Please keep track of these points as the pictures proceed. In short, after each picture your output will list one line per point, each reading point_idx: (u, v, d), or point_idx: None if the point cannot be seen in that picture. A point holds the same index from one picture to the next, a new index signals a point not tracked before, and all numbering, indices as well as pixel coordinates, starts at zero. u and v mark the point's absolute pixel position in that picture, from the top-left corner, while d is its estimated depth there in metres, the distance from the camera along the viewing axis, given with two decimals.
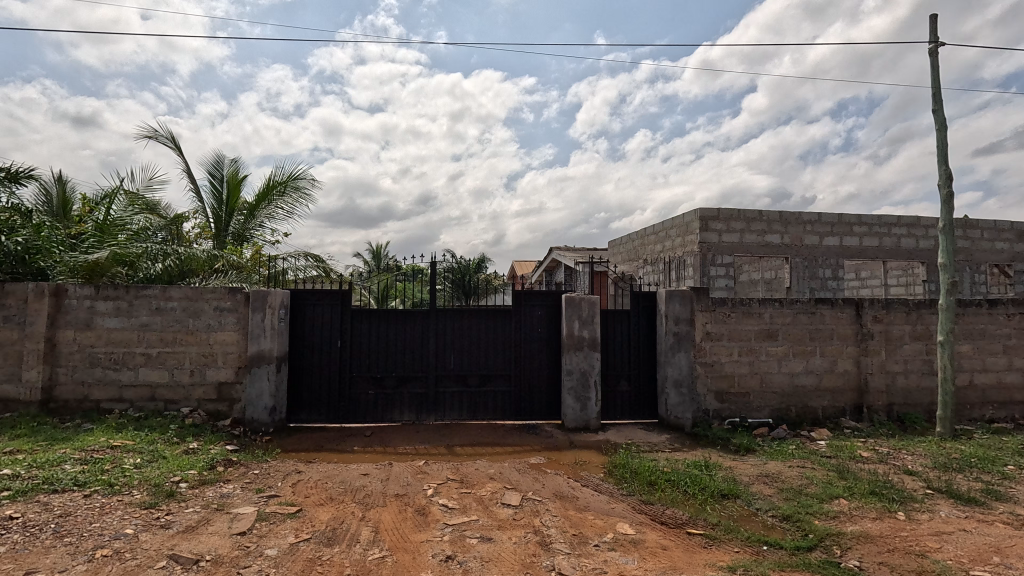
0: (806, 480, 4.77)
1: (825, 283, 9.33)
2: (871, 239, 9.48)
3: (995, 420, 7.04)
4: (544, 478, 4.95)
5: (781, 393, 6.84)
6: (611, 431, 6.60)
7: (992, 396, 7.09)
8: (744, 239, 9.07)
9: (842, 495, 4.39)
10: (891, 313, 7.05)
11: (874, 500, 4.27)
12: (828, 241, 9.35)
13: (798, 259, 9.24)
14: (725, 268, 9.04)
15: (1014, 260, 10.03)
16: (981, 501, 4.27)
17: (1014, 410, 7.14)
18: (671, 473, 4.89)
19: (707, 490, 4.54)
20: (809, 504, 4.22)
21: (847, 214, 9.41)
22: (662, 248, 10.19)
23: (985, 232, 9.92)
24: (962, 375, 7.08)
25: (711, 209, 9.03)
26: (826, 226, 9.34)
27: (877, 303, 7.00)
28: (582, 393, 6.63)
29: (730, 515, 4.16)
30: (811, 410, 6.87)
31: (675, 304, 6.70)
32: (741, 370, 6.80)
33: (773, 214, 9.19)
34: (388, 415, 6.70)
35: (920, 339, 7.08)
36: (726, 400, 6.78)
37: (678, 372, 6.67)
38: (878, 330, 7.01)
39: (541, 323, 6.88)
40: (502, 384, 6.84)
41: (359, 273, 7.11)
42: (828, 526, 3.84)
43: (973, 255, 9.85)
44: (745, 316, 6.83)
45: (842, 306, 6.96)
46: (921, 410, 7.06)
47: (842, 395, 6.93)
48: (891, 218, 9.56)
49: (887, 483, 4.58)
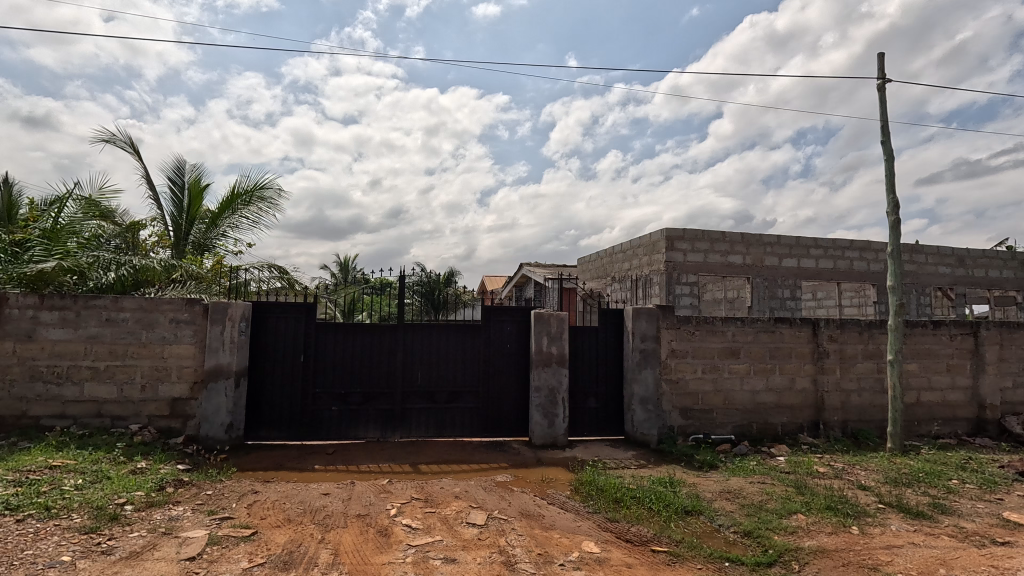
0: (765, 496, 4.88)
1: (783, 303, 9.68)
2: (827, 261, 9.91)
3: (941, 436, 7.39)
4: (510, 496, 4.90)
5: (743, 410, 7.01)
6: (578, 447, 6.61)
7: (937, 413, 7.45)
8: (708, 259, 9.34)
9: (799, 510, 4.50)
10: (846, 333, 7.35)
11: (830, 515, 4.40)
12: (786, 262, 9.72)
13: (759, 279, 9.57)
14: (690, 287, 9.27)
15: (956, 283, 10.64)
16: (928, 515, 4.45)
17: (958, 426, 7.52)
18: (636, 490, 4.92)
19: (671, 506, 4.58)
20: (768, 519, 4.31)
21: (804, 237, 9.81)
22: (629, 266, 10.39)
23: (930, 257, 10.50)
24: (911, 393, 7.42)
25: (677, 230, 9.27)
26: (785, 248, 9.72)
27: (832, 323, 7.29)
28: (550, 409, 6.63)
29: (693, 532, 4.20)
30: (771, 426, 7.06)
31: (641, 322, 6.82)
32: (705, 388, 6.94)
33: (737, 236, 9.49)
34: (352, 431, 6.54)
35: (872, 357, 7.39)
36: (691, 417, 6.89)
37: (644, 389, 6.76)
38: (833, 349, 7.30)
39: (510, 338, 6.88)
40: (470, 400, 6.78)
41: (325, 285, 6.95)
42: (786, 541, 3.92)
43: (918, 278, 10.43)
44: (709, 334, 6.99)
45: (800, 325, 7.22)
46: (873, 426, 7.35)
47: (800, 412, 7.15)
48: (845, 242, 10.02)
49: (842, 498, 4.73)
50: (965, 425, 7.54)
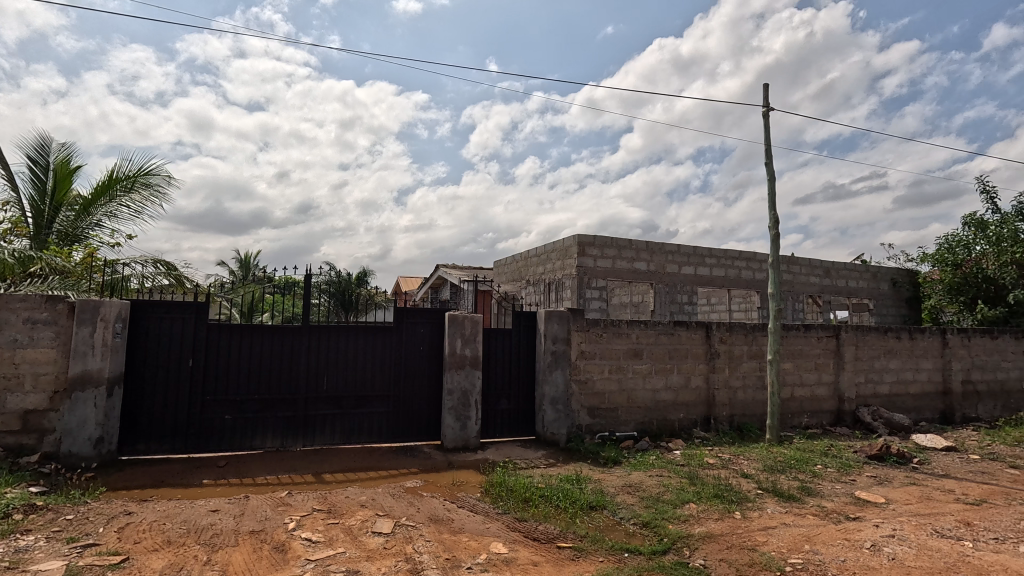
0: (662, 488, 5.21)
1: (682, 307, 10.43)
2: (719, 269, 10.83)
3: (809, 427, 8.35)
4: (419, 501, 4.81)
5: (644, 408, 7.45)
6: (490, 449, 6.65)
7: (807, 406, 8.41)
8: (616, 265, 9.83)
9: (691, 499, 4.86)
10: (734, 335, 8.07)
11: (717, 502, 4.79)
12: (685, 270, 10.49)
13: (661, 285, 10.24)
14: (599, 291, 9.70)
15: (823, 291, 12.10)
16: (797, 497, 5.01)
17: (823, 417, 8.54)
18: (545, 488, 5.04)
19: (577, 503, 4.74)
20: (664, 510, 4.61)
21: (701, 247, 10.65)
22: (543, 270, 10.65)
23: (803, 268, 11.85)
24: (786, 389, 8.30)
25: (588, 236, 9.66)
26: (684, 257, 10.48)
27: (723, 326, 7.98)
28: (462, 412, 6.59)
29: (597, 526, 4.38)
30: (669, 422, 7.57)
31: (553, 324, 7.01)
32: (611, 387, 7.28)
33: (642, 243, 10.08)
34: (248, 441, 6.06)
35: (755, 357, 8.18)
36: (598, 416, 7.19)
37: (554, 390, 6.95)
38: (723, 350, 7.98)
39: (423, 341, 6.76)
40: (380, 405, 6.56)
41: (220, 284, 6.39)
42: (679, 529, 4.22)
43: (794, 287, 11.73)
44: (615, 336, 7.35)
45: (695, 328, 7.82)
46: (755, 420, 8.13)
47: (694, 408, 7.74)
48: (735, 252, 11.01)
49: (727, 486, 5.18)
50: (828, 416, 8.59)
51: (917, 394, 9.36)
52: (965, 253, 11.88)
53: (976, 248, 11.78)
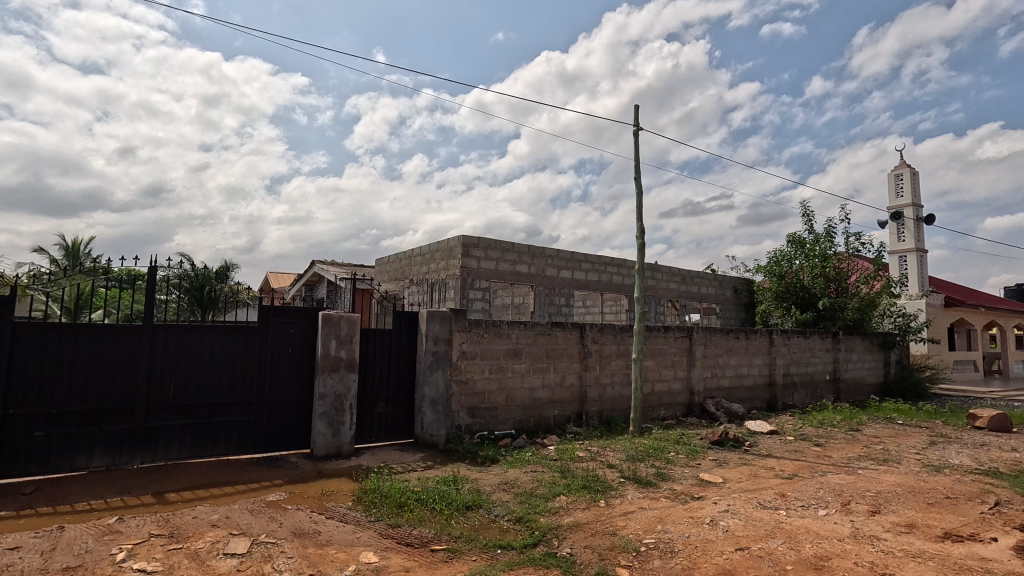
0: (535, 483, 5.42)
1: (559, 309, 10.97)
2: (593, 274, 11.57)
3: (666, 418, 9.27)
4: (282, 516, 4.44)
5: (522, 406, 7.69)
6: (364, 455, 6.37)
7: (664, 400, 9.33)
8: (499, 267, 10.04)
9: (562, 492, 5.12)
10: (604, 335, 8.68)
11: (584, 493, 5.11)
12: (563, 273, 11.05)
13: (541, 287, 10.68)
14: (482, 292, 9.82)
15: (680, 296, 13.53)
16: (653, 483, 5.52)
17: (677, 409, 9.54)
18: (421, 491, 4.96)
19: (453, 503, 4.74)
20: (536, 504, 4.79)
21: (578, 253, 11.29)
22: (426, 270, 10.50)
23: (664, 275, 13.14)
24: (647, 384, 9.13)
25: (473, 237, 9.73)
26: (562, 261, 11.03)
27: (595, 327, 8.53)
28: (335, 417, 6.23)
29: (471, 526, 4.41)
30: (545, 419, 7.90)
31: (435, 324, 6.94)
32: (490, 387, 7.40)
33: (524, 247, 10.41)
34: (67, 461, 5.12)
35: (622, 356, 8.87)
36: (477, 415, 7.26)
37: (434, 391, 6.89)
38: (595, 349, 8.54)
39: (293, 342, 6.28)
40: (239, 413, 5.95)
41: (33, 275, 5.32)
42: (549, 521, 4.42)
43: (656, 291, 12.98)
44: (496, 336, 7.48)
45: (571, 329, 8.25)
46: (621, 414, 8.82)
47: (568, 405, 8.17)
48: (607, 259, 11.85)
49: (594, 477, 5.55)
50: (681, 408, 9.61)
51: (750, 386, 10.87)
52: (787, 266, 14.15)
53: (795, 262, 14.12)
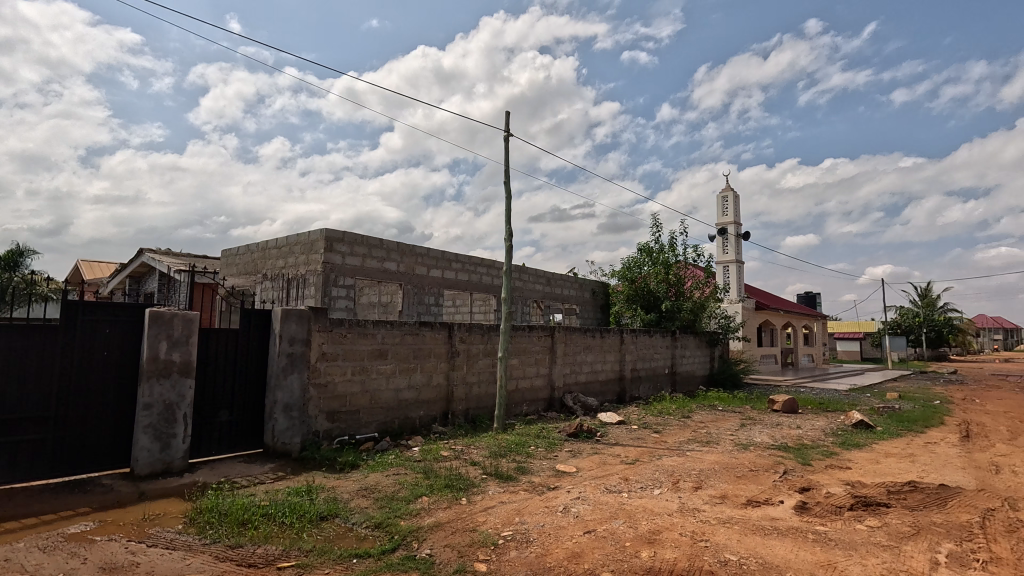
0: (397, 486, 5.30)
1: (428, 308, 10.87)
2: (463, 274, 11.67)
3: (528, 414, 9.70)
4: (87, 550, 3.75)
5: (386, 408, 7.47)
6: (201, 470, 5.64)
7: (527, 396, 9.75)
8: (365, 264, 9.63)
9: (424, 493, 5.08)
10: (472, 335, 8.80)
11: (447, 492, 5.13)
12: (433, 272, 10.97)
13: (410, 285, 10.48)
14: (346, 289, 9.32)
15: (545, 297, 14.26)
16: (513, 477, 5.74)
17: (539, 405, 10.04)
18: (269, 505, 4.55)
19: (306, 515, 4.43)
20: (397, 507, 4.69)
21: (448, 252, 11.30)
22: (283, 264, 9.67)
23: (531, 276, 13.76)
24: (512, 382, 9.46)
25: (337, 232, 9.19)
26: (432, 260, 10.95)
27: (463, 327, 8.61)
28: (164, 430, 5.42)
29: (326, 537, 4.16)
30: (410, 420, 7.77)
31: (290, 324, 6.41)
32: (352, 390, 7.05)
33: (393, 244, 10.13)
34: None
35: (489, 355, 9.08)
36: (337, 420, 6.86)
37: (288, 397, 6.38)
38: (462, 349, 8.61)
39: (109, 344, 5.34)
40: (30, 431, 4.88)
41: None
42: (410, 524, 4.36)
43: (522, 292, 13.53)
44: (359, 336, 7.15)
45: (439, 329, 8.22)
46: (486, 411, 9.02)
47: (434, 405, 8.13)
48: (477, 259, 12.04)
49: (457, 475, 5.60)
50: (543, 403, 10.14)
51: (603, 381, 11.86)
52: (637, 271, 15.74)
53: (643, 269, 15.77)
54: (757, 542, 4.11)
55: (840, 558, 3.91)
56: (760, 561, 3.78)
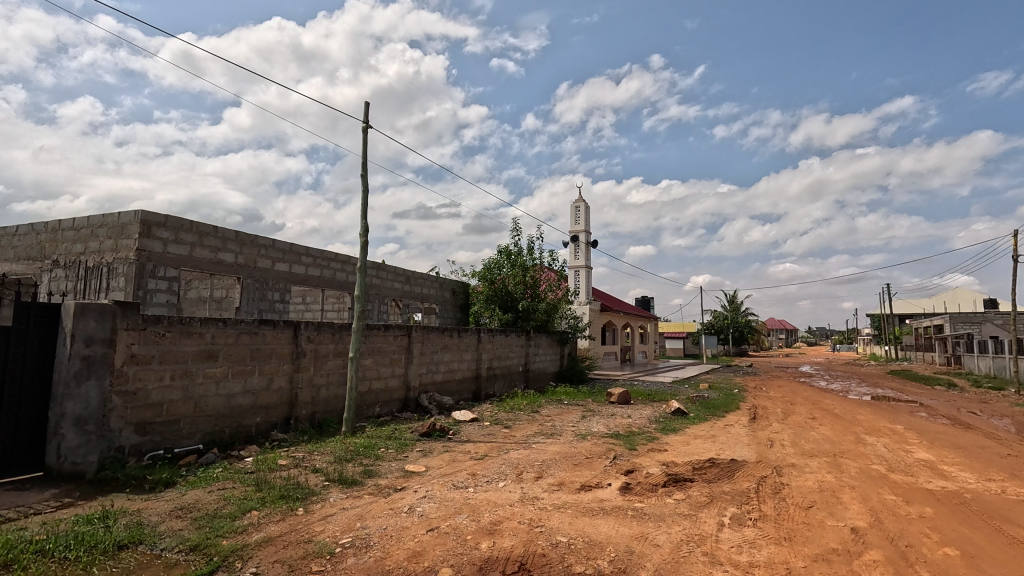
0: (221, 502, 4.76)
1: (272, 305, 9.96)
2: (314, 269, 10.92)
3: (381, 415, 9.42)
4: None
5: (215, 416, 6.67)
6: None
7: (380, 397, 9.47)
8: (194, 254, 8.50)
9: (254, 507, 4.64)
10: (321, 334, 8.28)
11: (281, 503, 4.75)
12: (278, 266, 10.08)
13: (250, 280, 9.49)
14: (167, 282, 8.12)
15: (404, 296, 14.00)
16: (358, 481, 5.54)
17: (392, 405, 9.81)
18: (46, 539, 3.77)
19: (98, 546, 3.76)
20: (220, 525, 4.21)
21: (297, 245, 10.48)
22: (82, 250, 8.09)
23: (389, 274, 13.41)
24: (364, 383, 9.10)
25: (157, 215, 7.97)
26: (278, 253, 10.07)
27: (311, 325, 8.06)
28: None
29: (124, 568, 3.57)
30: (245, 428, 7.03)
31: (88, 321, 5.38)
32: (171, 397, 6.16)
33: (230, 233, 9.09)
34: None
35: (339, 355, 8.62)
36: (149, 432, 5.93)
37: (82, 408, 5.34)
38: (309, 349, 8.05)
39: None
40: None
41: None
42: (234, 542, 3.95)
43: (379, 290, 13.11)
44: (182, 336, 6.28)
45: (282, 327, 7.58)
46: (334, 415, 8.55)
47: (274, 410, 7.46)
48: (331, 254, 11.36)
49: (295, 484, 5.22)
50: (397, 404, 9.93)
51: (459, 379, 12.01)
52: (496, 273, 16.18)
53: (503, 270, 16.26)
54: (585, 523, 4.52)
55: (651, 529, 4.48)
56: (586, 539, 4.17)
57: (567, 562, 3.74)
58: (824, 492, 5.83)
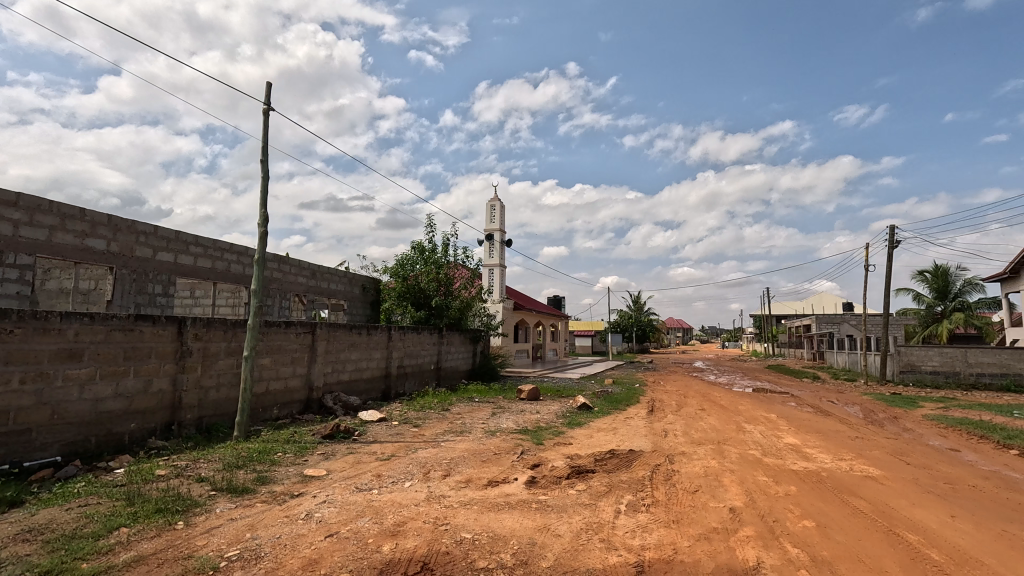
0: (82, 520, 4.20)
1: (152, 299, 8.97)
2: (205, 260, 9.99)
3: (279, 418, 8.84)
4: None
5: (77, 423, 5.86)
6: None
7: (279, 399, 8.88)
8: (53, 239, 7.43)
9: (123, 523, 4.15)
10: (211, 331, 7.59)
11: (157, 518, 4.30)
12: (161, 256, 9.10)
13: (125, 270, 8.47)
14: (18, 270, 7.03)
15: (308, 291, 13.25)
16: (250, 489, 5.16)
17: (293, 407, 9.25)
18: None
19: None
20: (79, 547, 3.72)
21: (184, 233, 9.52)
22: None
23: (292, 268, 12.64)
24: (261, 384, 8.49)
25: (5, 193, 6.89)
26: (161, 241, 9.09)
27: (198, 322, 7.37)
28: None
29: None
30: (115, 436, 6.26)
31: None
32: (20, 403, 5.35)
33: (101, 217, 8.08)
34: None
35: (232, 354, 7.96)
36: None
37: None
38: (197, 347, 7.35)
39: None
40: None
41: None
42: (97, 564, 3.51)
43: (281, 285, 12.30)
44: (36, 334, 5.51)
45: (164, 324, 6.85)
46: (226, 419, 7.88)
47: (152, 415, 6.71)
48: (225, 244, 10.47)
49: (174, 496, 4.74)
50: (298, 405, 9.38)
51: (368, 378, 11.62)
52: (409, 269, 15.84)
53: (416, 266, 15.94)
54: (490, 518, 4.57)
55: (553, 520, 4.63)
56: (490, 534, 4.21)
57: (471, 559, 3.76)
58: (709, 477, 6.39)
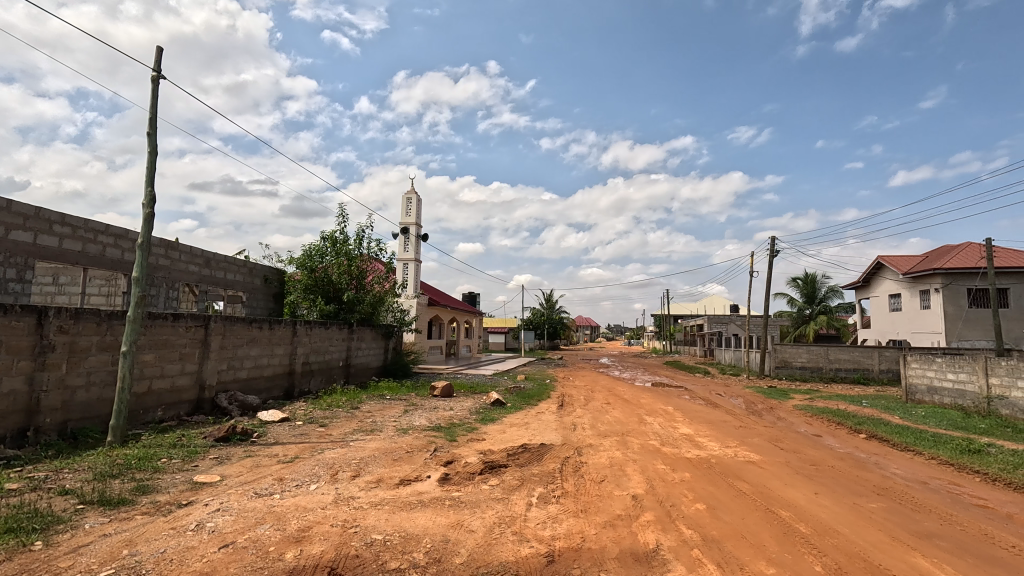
0: None
1: (3, 286, 7.71)
2: (73, 243, 8.74)
3: (164, 420, 7.98)
4: None
5: None
6: None
7: (164, 399, 8.03)
8: None
9: None
10: (80, 324, 6.68)
11: (7, 538, 3.70)
12: (16, 235, 7.85)
13: None
14: None
15: (201, 281, 12.08)
16: (128, 500, 4.61)
17: (180, 408, 8.39)
18: None
19: None
20: None
21: (47, 210, 8.28)
22: None
23: (182, 255, 11.46)
24: (142, 383, 7.61)
25: None
26: (16, 218, 7.85)
27: (64, 312, 6.44)
28: None
29: None
30: None
31: None
32: None
33: None
34: None
35: (107, 349, 7.05)
36: None
37: None
38: (61, 342, 6.42)
39: None
40: None
41: None
42: None
43: (168, 274, 11.10)
44: None
45: (19, 314, 5.92)
46: (97, 423, 6.97)
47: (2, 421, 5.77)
48: (99, 225, 9.24)
49: (30, 513, 4.11)
50: (187, 406, 8.53)
51: (269, 376, 10.85)
52: (318, 261, 14.98)
53: (326, 258, 15.13)
54: (402, 518, 4.47)
55: (466, 516, 4.63)
56: (403, 534, 4.13)
57: (382, 560, 3.66)
58: (613, 467, 6.75)
